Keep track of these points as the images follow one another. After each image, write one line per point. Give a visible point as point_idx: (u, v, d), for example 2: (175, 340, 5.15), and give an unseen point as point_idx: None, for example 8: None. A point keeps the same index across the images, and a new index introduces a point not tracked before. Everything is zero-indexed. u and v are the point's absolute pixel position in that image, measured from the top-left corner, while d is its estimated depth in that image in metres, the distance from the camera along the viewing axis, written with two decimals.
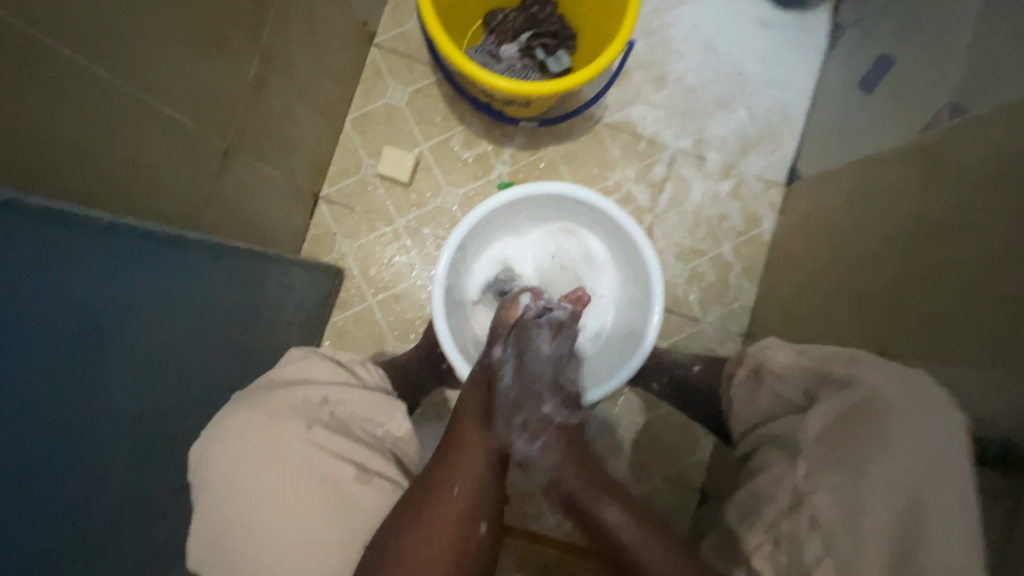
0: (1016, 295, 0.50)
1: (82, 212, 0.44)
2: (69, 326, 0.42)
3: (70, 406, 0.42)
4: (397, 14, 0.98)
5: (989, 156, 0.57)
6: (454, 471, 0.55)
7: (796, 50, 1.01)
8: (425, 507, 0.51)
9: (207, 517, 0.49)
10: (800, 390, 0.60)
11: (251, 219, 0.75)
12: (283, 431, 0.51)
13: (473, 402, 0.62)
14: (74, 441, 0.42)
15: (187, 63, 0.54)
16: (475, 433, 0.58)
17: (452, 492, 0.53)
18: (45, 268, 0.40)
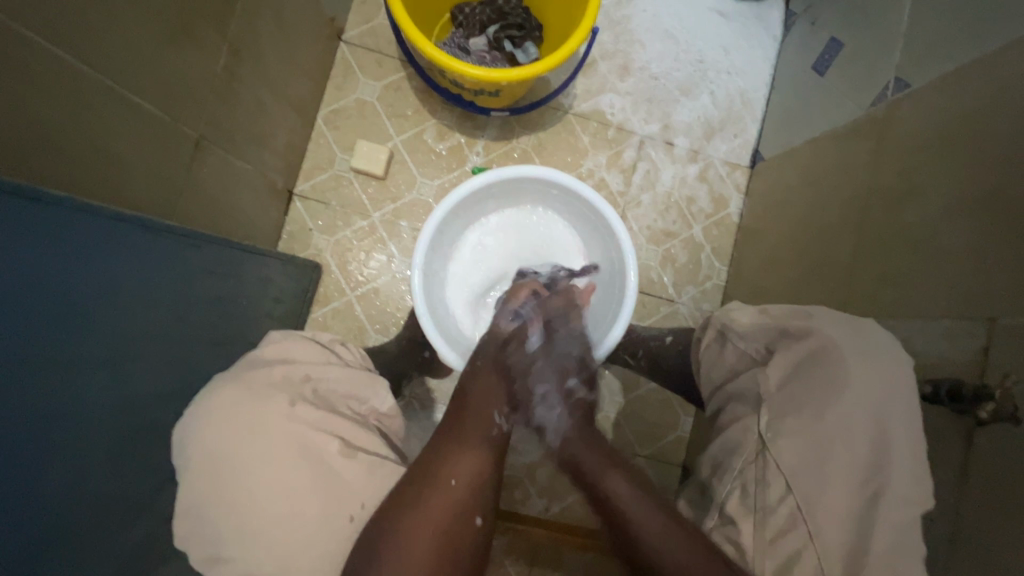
0: (958, 254, 0.54)
1: (51, 195, 0.44)
2: (41, 312, 0.42)
3: (43, 387, 0.43)
4: (364, 9, 0.98)
5: (933, 128, 0.61)
6: (452, 460, 0.54)
7: (752, 37, 1.05)
8: (421, 495, 0.50)
9: (190, 494, 0.47)
10: (761, 345, 0.62)
11: (223, 212, 0.75)
12: (262, 406, 0.51)
13: (469, 389, 0.64)
14: (50, 427, 0.43)
15: (156, 54, 0.55)
16: (470, 413, 0.60)
17: (450, 482, 0.52)
18: (19, 250, 0.41)
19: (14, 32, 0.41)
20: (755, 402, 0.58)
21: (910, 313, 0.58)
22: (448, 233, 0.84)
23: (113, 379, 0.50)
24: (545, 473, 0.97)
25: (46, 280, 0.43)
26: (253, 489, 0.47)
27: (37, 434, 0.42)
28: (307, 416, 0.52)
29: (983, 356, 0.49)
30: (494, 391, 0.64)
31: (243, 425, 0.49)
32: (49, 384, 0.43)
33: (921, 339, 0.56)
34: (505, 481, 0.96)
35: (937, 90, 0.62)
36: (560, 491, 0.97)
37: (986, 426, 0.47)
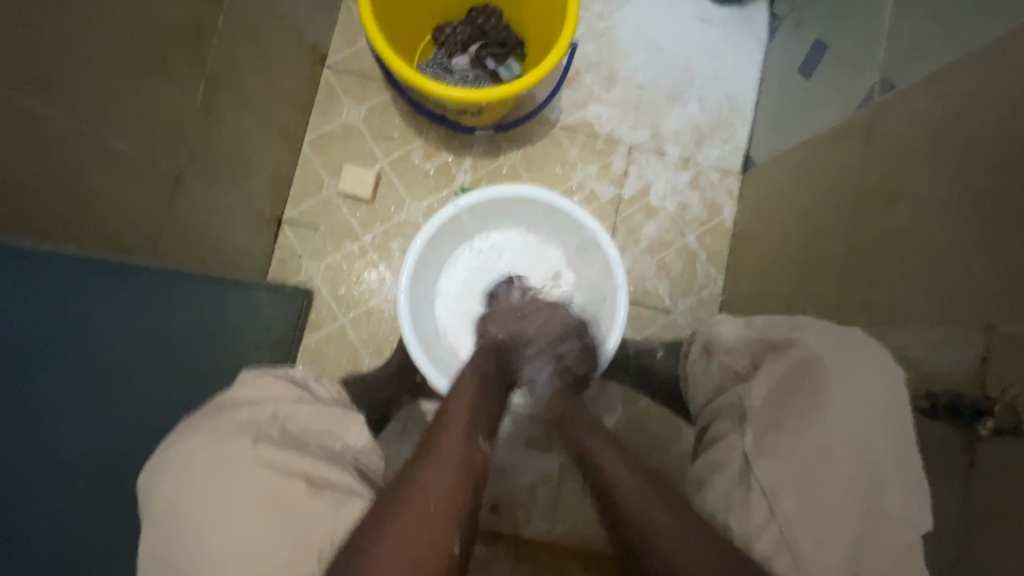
0: (952, 257, 0.52)
1: (27, 246, 0.43)
2: (12, 358, 0.41)
3: (20, 437, 0.42)
4: (346, 34, 0.99)
5: (923, 129, 0.60)
6: (428, 480, 0.49)
7: (738, 42, 1.04)
8: (394, 522, 0.46)
9: (156, 544, 0.47)
10: (746, 361, 0.60)
11: (207, 244, 0.74)
12: (225, 448, 0.50)
13: (447, 411, 0.59)
14: (30, 477, 0.43)
15: (131, 94, 0.55)
16: (449, 436, 0.55)
17: (427, 505, 0.47)
18: None
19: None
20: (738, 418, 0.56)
21: (907, 320, 0.56)
22: (436, 256, 0.84)
23: (95, 422, 0.49)
24: (546, 491, 0.95)
25: (15, 328, 0.42)
26: (213, 538, 0.46)
27: (12, 484, 0.41)
28: (271, 459, 0.51)
29: (982, 365, 0.47)
30: (473, 409, 0.60)
31: (209, 473, 0.49)
32: (23, 432, 0.42)
33: (920, 348, 0.54)
34: (506, 502, 0.95)
35: (923, 90, 0.61)
36: (562, 510, 0.95)
37: (989, 440, 0.45)
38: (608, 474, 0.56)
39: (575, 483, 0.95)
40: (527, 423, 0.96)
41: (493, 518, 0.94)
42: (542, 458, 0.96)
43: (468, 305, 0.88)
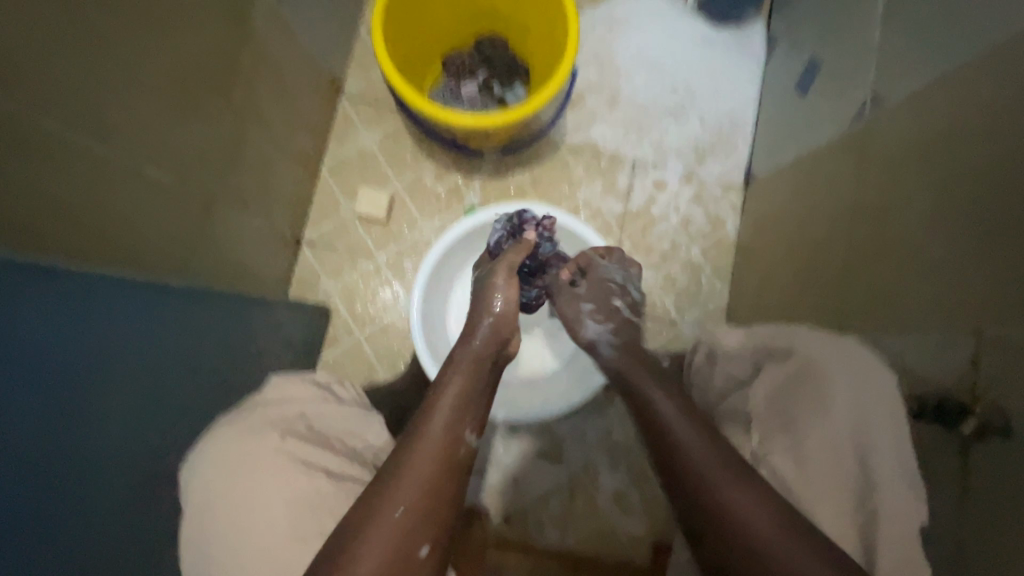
0: (942, 263, 0.54)
1: (69, 267, 0.48)
2: (54, 367, 0.46)
3: (56, 439, 0.46)
4: (362, 65, 1.05)
5: (912, 141, 0.62)
6: (397, 486, 0.48)
7: (737, 62, 1.08)
8: (358, 534, 0.45)
9: (193, 533, 0.50)
10: (747, 366, 0.64)
11: (232, 265, 0.79)
12: (258, 442, 0.54)
13: (431, 406, 0.56)
14: (65, 476, 0.46)
15: (164, 127, 0.60)
16: (426, 436, 0.53)
17: (393, 513, 0.46)
18: (32, 316, 0.44)
19: (24, 119, 0.45)
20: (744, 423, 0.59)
21: (902, 326, 0.58)
22: (445, 273, 0.88)
23: (124, 428, 0.53)
24: (558, 503, 0.97)
25: (64, 339, 0.47)
26: (247, 525, 0.50)
27: (50, 480, 0.45)
28: (300, 453, 0.54)
29: (973, 368, 0.49)
30: (458, 403, 0.57)
31: (241, 466, 0.52)
32: (60, 434, 0.46)
33: (914, 354, 0.56)
34: (518, 514, 0.96)
35: (911, 105, 0.63)
36: (574, 522, 0.96)
37: (982, 441, 0.47)
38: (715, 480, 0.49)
39: (586, 494, 0.97)
40: (538, 435, 0.98)
41: (506, 530, 0.96)
42: (553, 470, 0.97)
43: None
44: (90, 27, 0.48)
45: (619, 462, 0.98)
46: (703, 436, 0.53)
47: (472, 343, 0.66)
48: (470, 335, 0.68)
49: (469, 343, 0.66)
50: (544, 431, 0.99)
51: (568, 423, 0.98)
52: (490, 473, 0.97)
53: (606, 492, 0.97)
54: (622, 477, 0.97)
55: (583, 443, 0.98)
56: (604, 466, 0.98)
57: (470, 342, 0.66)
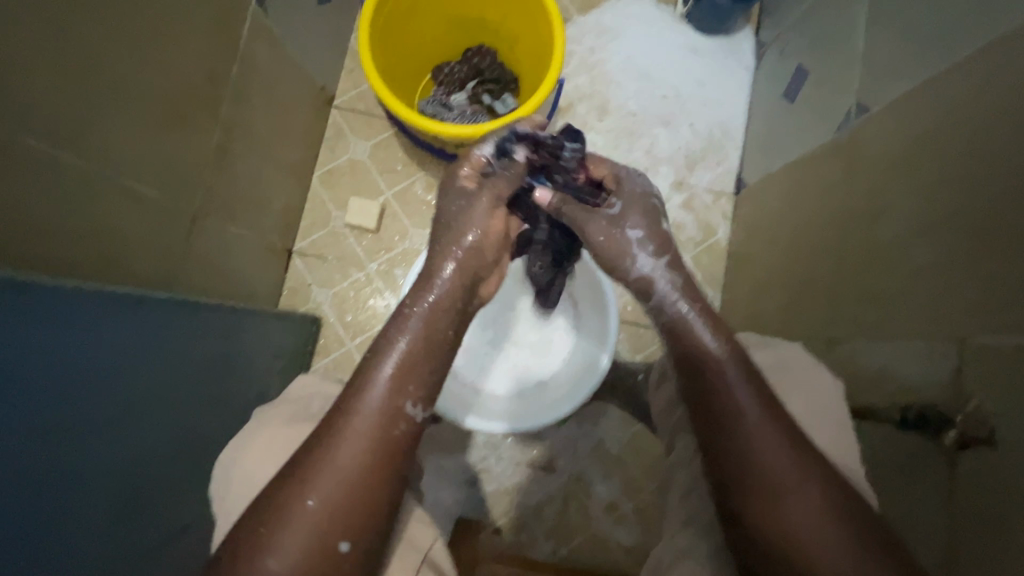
0: (927, 270, 0.54)
1: (65, 283, 0.48)
2: (54, 382, 0.46)
3: (54, 456, 0.45)
4: (352, 77, 1.05)
5: (898, 147, 0.62)
6: (313, 474, 0.46)
7: (726, 70, 1.08)
8: (267, 526, 0.44)
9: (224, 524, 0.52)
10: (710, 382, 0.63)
11: (220, 276, 0.79)
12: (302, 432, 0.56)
13: (372, 374, 0.51)
14: (63, 490, 0.46)
15: (152, 141, 0.60)
16: (357, 416, 0.49)
17: (304, 504, 0.45)
18: (33, 334, 0.44)
19: (6, 136, 0.45)
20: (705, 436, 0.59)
21: (887, 334, 0.58)
22: None
23: (119, 441, 0.52)
24: (550, 512, 0.96)
25: (62, 352, 0.47)
26: None
27: (49, 496, 0.45)
28: None
29: (956, 377, 0.48)
30: (403, 373, 0.51)
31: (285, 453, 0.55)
32: (60, 449, 0.46)
33: (900, 362, 0.56)
34: (511, 524, 0.96)
35: (895, 112, 0.64)
36: (567, 532, 0.95)
37: (966, 451, 0.46)
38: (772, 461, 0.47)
39: (579, 504, 0.96)
40: (529, 444, 0.98)
41: (499, 540, 0.95)
42: (545, 479, 0.97)
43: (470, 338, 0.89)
44: (77, 45, 0.49)
45: (611, 471, 0.97)
46: (761, 410, 0.49)
47: (456, 261, 0.58)
48: (428, 282, 0.57)
49: (450, 257, 0.58)
50: (536, 440, 0.98)
51: (560, 432, 0.98)
52: (483, 483, 0.97)
53: (598, 500, 0.96)
54: (615, 486, 0.97)
55: (576, 452, 0.98)
56: (596, 475, 0.97)
57: (444, 263, 0.58)
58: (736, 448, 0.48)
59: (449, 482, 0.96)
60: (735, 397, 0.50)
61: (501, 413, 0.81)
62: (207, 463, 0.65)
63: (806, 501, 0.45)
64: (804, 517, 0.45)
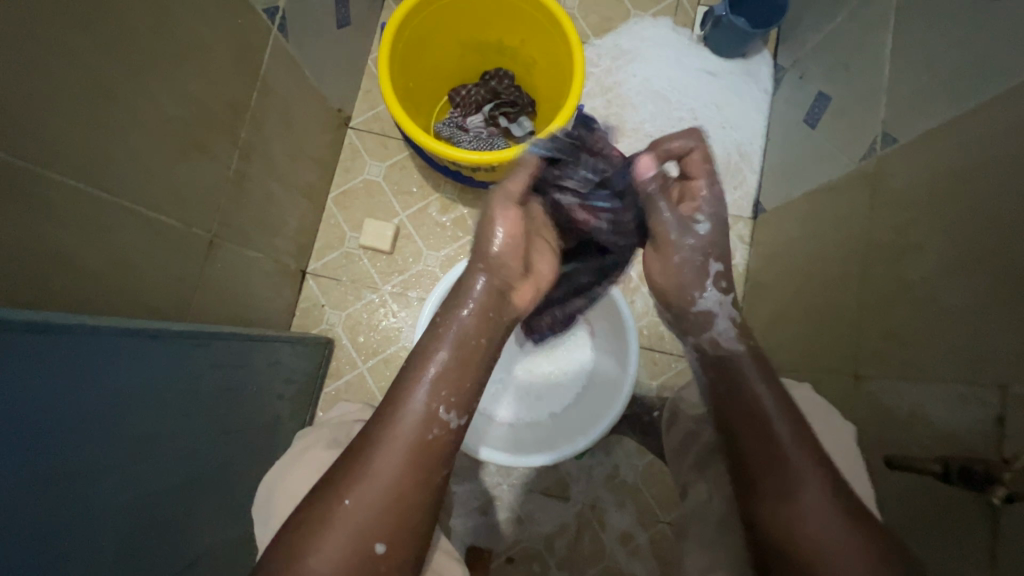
0: (960, 311, 0.52)
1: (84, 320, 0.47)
2: (71, 422, 0.44)
3: (67, 498, 0.44)
4: (369, 98, 1.05)
5: (928, 181, 0.60)
6: (353, 474, 0.45)
7: (743, 93, 1.07)
8: (308, 523, 0.43)
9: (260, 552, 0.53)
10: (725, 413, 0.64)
11: (233, 300, 0.79)
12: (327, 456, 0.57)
13: (412, 376, 0.50)
14: (76, 530, 0.44)
15: (170, 170, 0.60)
16: (394, 418, 0.47)
17: (343, 503, 0.44)
18: (54, 372, 0.43)
19: (29, 172, 0.44)
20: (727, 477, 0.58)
21: (918, 374, 0.56)
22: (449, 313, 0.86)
23: (133, 476, 0.51)
24: (563, 543, 0.94)
25: (80, 390, 0.46)
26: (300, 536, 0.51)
27: (62, 538, 0.43)
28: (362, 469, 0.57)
29: (999, 427, 0.46)
30: (440, 375, 0.50)
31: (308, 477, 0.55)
32: (74, 489, 0.44)
33: (933, 405, 0.54)
34: (523, 554, 0.94)
35: (924, 145, 0.62)
36: (580, 563, 0.93)
37: (1008, 507, 0.44)
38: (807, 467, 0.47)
39: (592, 534, 0.94)
40: (543, 472, 0.96)
41: (510, 570, 0.93)
42: (558, 508, 0.95)
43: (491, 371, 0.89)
44: (100, 78, 0.48)
45: (625, 501, 0.95)
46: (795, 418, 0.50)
47: (488, 274, 0.55)
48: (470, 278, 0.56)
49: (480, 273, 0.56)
50: (549, 467, 0.96)
51: (574, 460, 0.96)
52: (494, 511, 0.95)
53: (612, 531, 0.94)
54: (629, 516, 0.95)
55: (590, 480, 0.96)
56: (611, 504, 0.95)
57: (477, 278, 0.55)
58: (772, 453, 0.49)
59: (461, 509, 0.95)
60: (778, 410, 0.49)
61: (520, 448, 0.79)
62: (220, 495, 0.64)
63: (823, 506, 0.45)
64: (820, 506, 0.45)
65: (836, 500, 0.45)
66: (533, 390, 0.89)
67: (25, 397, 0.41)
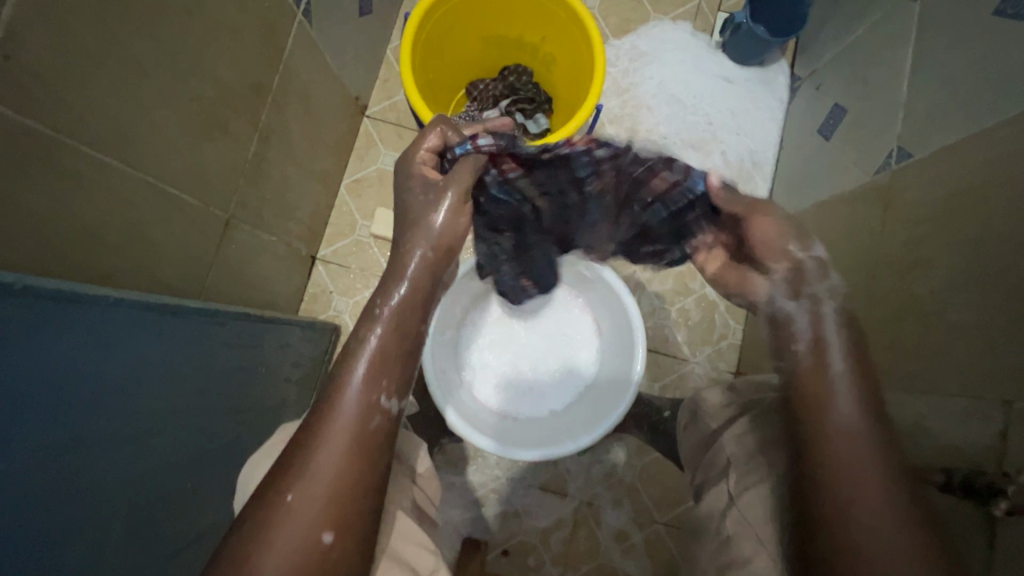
0: (968, 324, 0.53)
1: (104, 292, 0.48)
2: (84, 392, 0.45)
3: (79, 469, 0.44)
4: (387, 87, 1.06)
5: (936, 197, 0.61)
6: (293, 467, 0.44)
7: (759, 100, 1.08)
8: (255, 523, 0.42)
9: None
10: (727, 419, 0.64)
11: (245, 282, 0.79)
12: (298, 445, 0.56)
13: (342, 372, 0.49)
14: (89, 498, 0.45)
15: (195, 149, 0.61)
16: (333, 411, 0.47)
17: (285, 499, 0.43)
18: (70, 343, 0.44)
19: (56, 141, 0.45)
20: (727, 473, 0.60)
21: (926, 388, 0.57)
22: (455, 309, 0.87)
23: (145, 449, 0.52)
24: (559, 538, 0.95)
25: (98, 363, 0.46)
26: None
27: (71, 507, 0.43)
28: None
29: (1002, 442, 0.47)
30: (383, 364, 0.50)
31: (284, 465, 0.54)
32: (91, 457, 0.45)
33: (934, 417, 0.55)
34: (518, 547, 0.95)
35: (937, 163, 0.63)
36: (574, 558, 0.94)
37: (1010, 520, 0.45)
38: (862, 475, 0.44)
39: (588, 531, 0.95)
40: (542, 467, 0.97)
41: (504, 562, 0.94)
42: (555, 504, 0.96)
43: (500, 371, 0.89)
44: (131, 55, 0.49)
45: (623, 500, 0.96)
46: (864, 426, 0.46)
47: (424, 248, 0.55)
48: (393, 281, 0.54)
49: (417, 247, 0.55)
50: (548, 463, 0.97)
51: (574, 457, 0.97)
52: (492, 503, 0.96)
53: (608, 529, 0.95)
54: (625, 515, 0.96)
55: (588, 477, 0.97)
56: (608, 502, 0.96)
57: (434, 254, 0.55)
58: (821, 458, 0.46)
59: (459, 500, 0.96)
60: (830, 405, 0.47)
61: (524, 442, 0.79)
62: (228, 474, 0.65)
63: (876, 511, 0.42)
64: (868, 512, 0.42)
65: (890, 510, 0.42)
66: (535, 386, 0.89)
67: (42, 367, 0.41)
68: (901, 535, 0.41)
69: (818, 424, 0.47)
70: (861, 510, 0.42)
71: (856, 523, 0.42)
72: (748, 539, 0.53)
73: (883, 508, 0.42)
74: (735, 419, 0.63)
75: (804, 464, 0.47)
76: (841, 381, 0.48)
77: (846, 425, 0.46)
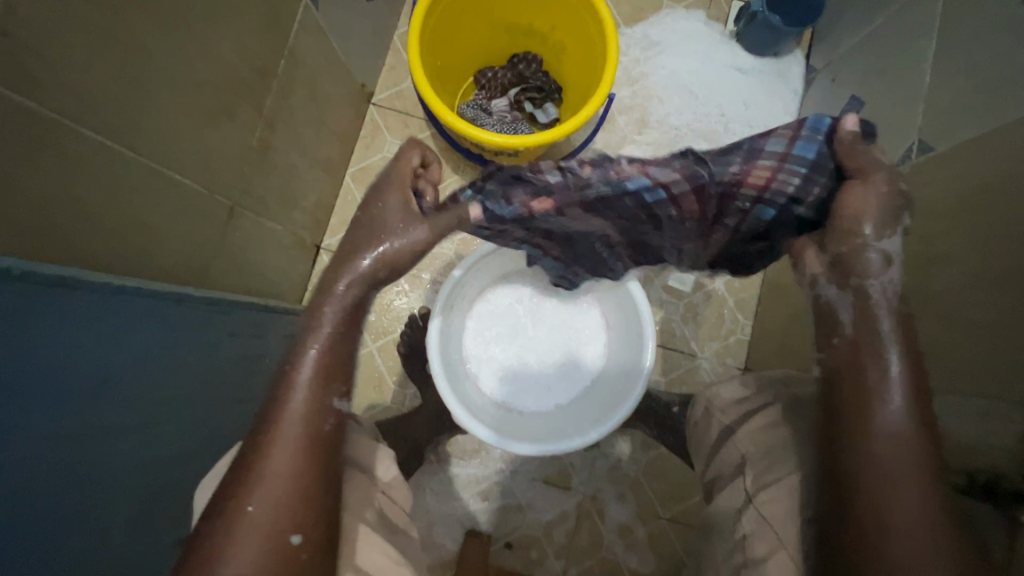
0: (989, 323, 0.52)
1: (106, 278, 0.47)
2: (86, 381, 0.44)
3: (81, 458, 0.43)
4: (393, 74, 1.04)
5: (957, 192, 0.60)
6: (247, 482, 0.44)
7: (773, 91, 1.06)
8: (216, 536, 0.43)
9: None
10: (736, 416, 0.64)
11: (250, 270, 0.78)
12: None
13: (286, 382, 0.50)
14: (91, 488, 0.44)
15: (199, 134, 0.59)
16: (280, 420, 0.47)
17: (244, 511, 0.43)
18: (71, 330, 0.43)
19: (57, 123, 0.43)
20: (738, 471, 0.59)
21: (943, 388, 0.56)
22: (461, 300, 0.85)
23: (148, 439, 0.51)
24: (563, 532, 0.95)
25: (98, 351, 0.45)
26: None
27: (73, 498, 0.43)
28: None
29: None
30: (331, 368, 0.51)
31: None
32: (93, 447, 0.44)
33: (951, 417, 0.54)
34: (522, 540, 0.94)
35: (958, 157, 0.62)
36: (578, 552, 0.94)
37: None
38: (903, 472, 0.43)
39: (591, 525, 0.95)
40: (546, 461, 0.96)
41: (507, 555, 0.94)
42: (559, 498, 0.95)
43: (506, 364, 0.88)
44: (133, 35, 0.47)
45: (627, 494, 0.96)
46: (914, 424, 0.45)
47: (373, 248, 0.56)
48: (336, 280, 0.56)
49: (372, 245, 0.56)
50: (553, 456, 0.97)
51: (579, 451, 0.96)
52: (496, 496, 0.95)
53: (611, 523, 0.95)
54: (630, 510, 0.95)
55: (592, 472, 0.96)
56: (612, 496, 0.96)
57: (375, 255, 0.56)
58: (861, 453, 0.45)
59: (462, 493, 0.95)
60: (883, 400, 0.46)
61: (530, 436, 0.78)
62: None
63: (915, 506, 0.42)
64: (908, 509, 0.41)
65: (929, 507, 0.42)
66: (541, 379, 0.88)
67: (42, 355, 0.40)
68: (938, 533, 0.41)
69: (867, 419, 0.46)
70: (903, 505, 0.42)
71: (896, 518, 0.42)
72: (761, 540, 0.52)
73: (920, 506, 0.42)
74: (747, 416, 0.62)
75: (844, 459, 0.46)
76: (894, 379, 0.46)
77: (898, 423, 0.45)
